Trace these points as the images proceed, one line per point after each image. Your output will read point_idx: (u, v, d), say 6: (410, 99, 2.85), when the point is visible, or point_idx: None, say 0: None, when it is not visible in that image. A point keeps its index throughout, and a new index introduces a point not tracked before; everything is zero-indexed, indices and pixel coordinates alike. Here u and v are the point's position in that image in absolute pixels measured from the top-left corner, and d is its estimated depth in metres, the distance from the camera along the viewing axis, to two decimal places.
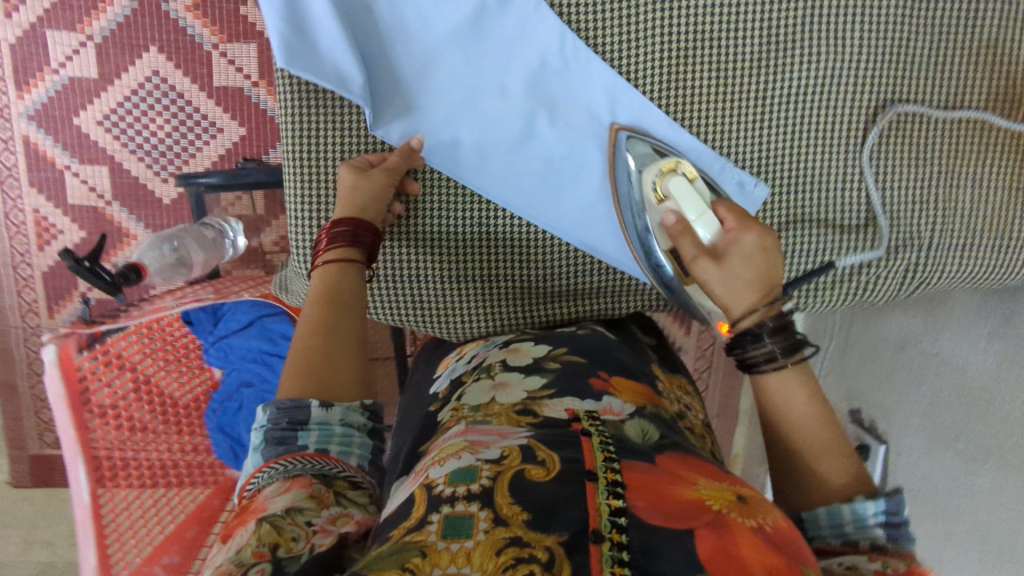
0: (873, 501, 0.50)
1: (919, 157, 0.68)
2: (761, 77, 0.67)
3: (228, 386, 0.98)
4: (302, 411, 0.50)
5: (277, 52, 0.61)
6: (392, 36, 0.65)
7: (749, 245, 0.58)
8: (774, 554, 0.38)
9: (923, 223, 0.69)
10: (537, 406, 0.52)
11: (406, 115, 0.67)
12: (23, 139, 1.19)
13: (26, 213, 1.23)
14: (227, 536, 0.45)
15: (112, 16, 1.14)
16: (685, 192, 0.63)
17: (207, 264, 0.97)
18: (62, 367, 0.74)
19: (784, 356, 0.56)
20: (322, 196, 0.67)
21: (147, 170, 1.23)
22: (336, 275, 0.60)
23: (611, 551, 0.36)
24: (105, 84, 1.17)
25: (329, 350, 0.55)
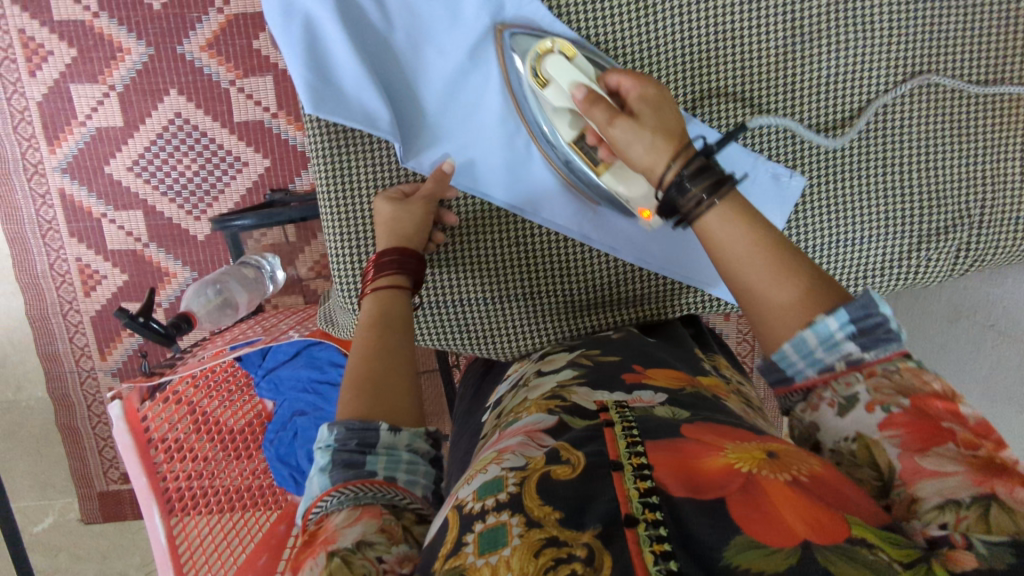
0: (835, 317, 0.48)
1: (958, 135, 0.67)
2: (785, 70, 0.66)
3: (282, 416, 1.01)
4: (371, 433, 0.51)
5: (305, 98, 0.63)
6: (414, 71, 0.67)
7: (653, 98, 0.59)
8: (815, 507, 0.38)
9: (968, 197, 0.68)
10: (566, 392, 0.55)
11: (434, 144, 0.68)
12: (59, 192, 1.23)
13: (69, 262, 1.27)
14: (296, 567, 0.44)
15: (131, 64, 1.17)
16: (564, 71, 0.62)
17: (252, 303, 1.00)
18: (129, 420, 0.76)
19: (714, 196, 0.53)
20: (362, 231, 0.68)
21: (179, 210, 1.26)
22: (387, 301, 0.62)
23: (648, 530, 0.37)
24: (131, 131, 1.20)
25: (385, 369, 0.56)
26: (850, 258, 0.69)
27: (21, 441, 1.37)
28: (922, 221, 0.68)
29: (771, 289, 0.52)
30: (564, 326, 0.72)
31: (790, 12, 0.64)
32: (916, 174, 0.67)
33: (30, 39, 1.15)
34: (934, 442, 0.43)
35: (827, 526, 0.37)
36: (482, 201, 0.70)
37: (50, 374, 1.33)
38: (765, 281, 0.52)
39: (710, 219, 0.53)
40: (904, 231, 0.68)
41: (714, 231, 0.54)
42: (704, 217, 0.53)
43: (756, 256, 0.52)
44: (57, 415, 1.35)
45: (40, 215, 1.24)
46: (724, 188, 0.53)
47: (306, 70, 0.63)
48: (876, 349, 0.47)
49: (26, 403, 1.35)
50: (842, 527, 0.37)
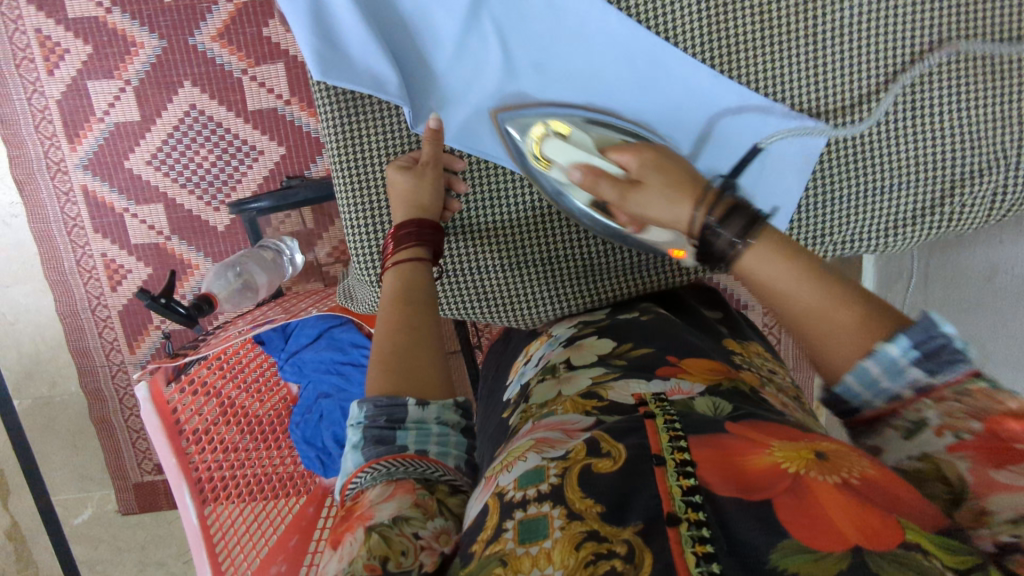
0: (895, 343, 0.47)
1: (991, 70, 0.62)
2: (807, 11, 0.62)
3: (307, 399, 1.02)
4: (399, 409, 0.50)
5: (312, 65, 0.62)
6: (420, 31, 0.65)
7: (650, 161, 0.59)
8: (864, 509, 0.37)
9: (1005, 135, 0.63)
10: (602, 388, 0.53)
11: (444, 108, 0.67)
12: (82, 189, 1.25)
13: (95, 258, 1.29)
14: (336, 541, 0.45)
15: (144, 58, 1.18)
16: (563, 146, 0.62)
17: (271, 285, 0.99)
18: (155, 401, 0.78)
19: (745, 238, 0.53)
20: (376, 201, 0.67)
21: (199, 202, 1.27)
22: (408, 274, 0.61)
23: (690, 530, 0.36)
24: (148, 125, 1.22)
25: (412, 344, 0.55)
26: (875, 209, 0.67)
27: (57, 436, 1.40)
28: (951, 166, 0.65)
29: (826, 323, 0.51)
30: (586, 290, 0.72)
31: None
32: (945, 116, 0.64)
33: (47, 38, 1.17)
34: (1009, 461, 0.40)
35: (880, 534, 0.35)
36: (496, 166, 0.69)
37: (82, 369, 1.36)
38: (816, 312, 0.52)
39: (747, 261, 0.54)
40: (934, 177, 0.65)
41: (752, 267, 0.54)
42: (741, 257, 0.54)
43: (804, 288, 0.52)
44: (90, 410, 1.38)
45: (64, 213, 1.26)
46: (755, 229, 0.53)
47: (314, 38, 0.62)
48: (944, 372, 0.46)
49: (61, 398, 1.38)
50: (897, 532, 0.35)
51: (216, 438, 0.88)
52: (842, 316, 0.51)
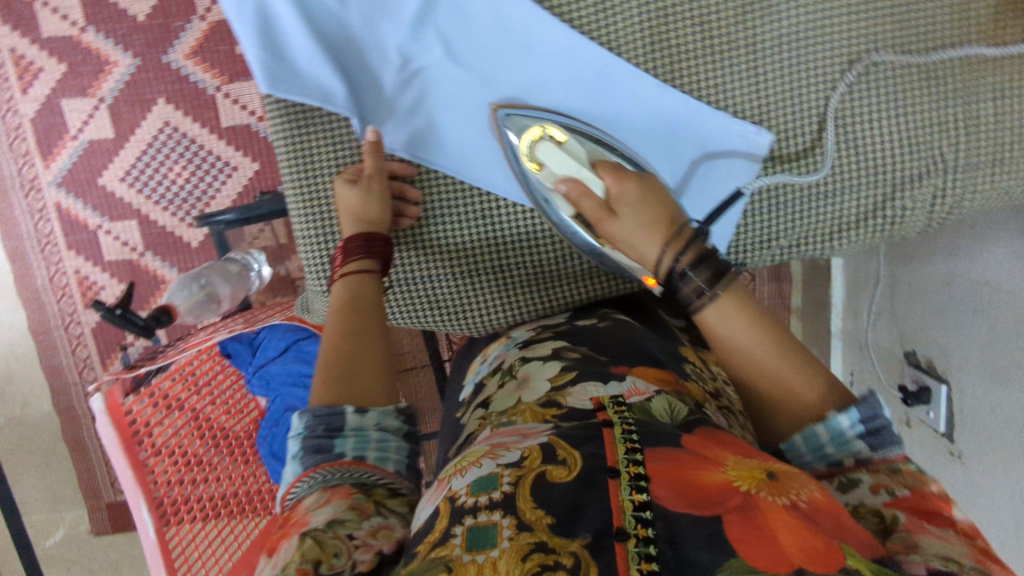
0: (846, 415, 0.53)
1: (924, 78, 0.64)
2: (748, 23, 0.64)
3: (274, 413, 1.00)
4: (337, 418, 0.50)
5: (259, 78, 0.63)
6: (367, 44, 0.66)
7: (631, 193, 0.63)
8: (809, 531, 0.38)
9: (942, 141, 0.64)
10: (561, 396, 0.53)
11: (394, 118, 0.67)
12: (55, 206, 1.25)
13: (68, 275, 1.29)
14: (272, 549, 0.43)
15: (119, 76, 1.19)
16: (556, 157, 0.65)
17: (235, 297, 1.00)
18: (112, 413, 0.78)
19: (712, 287, 0.59)
20: (326, 212, 0.67)
21: (173, 218, 1.27)
22: (354, 286, 0.62)
23: (638, 547, 0.37)
24: (122, 142, 1.23)
25: (355, 352, 0.57)
26: (818, 214, 0.68)
27: (27, 456, 1.38)
28: (890, 172, 0.66)
29: (784, 390, 0.58)
30: (538, 299, 0.72)
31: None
32: (882, 123, 0.65)
33: (22, 57, 1.18)
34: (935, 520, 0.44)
35: (826, 555, 0.37)
36: (448, 175, 0.69)
37: (54, 387, 1.34)
38: (777, 380, 0.59)
39: (707, 313, 0.60)
40: (874, 183, 0.66)
41: (714, 324, 0.60)
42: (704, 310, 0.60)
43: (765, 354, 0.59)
44: (63, 429, 1.37)
45: (37, 230, 1.26)
46: (721, 281, 0.59)
47: (263, 51, 0.63)
48: (883, 450, 0.51)
49: (32, 418, 1.36)
50: (840, 557, 0.37)
51: (181, 453, 0.87)
52: (796, 384, 0.58)
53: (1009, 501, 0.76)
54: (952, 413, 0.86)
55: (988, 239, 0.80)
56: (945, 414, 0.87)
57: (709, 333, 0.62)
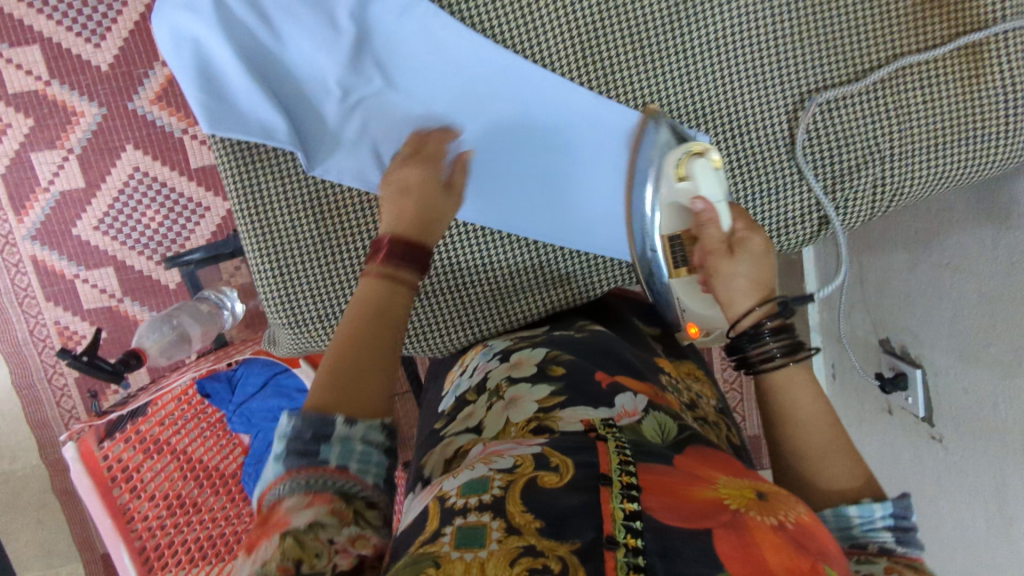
0: (881, 504, 0.52)
1: (854, 69, 0.63)
2: (676, 27, 0.63)
3: (259, 449, 1.00)
4: (328, 425, 0.43)
5: (200, 119, 0.59)
6: (303, 73, 0.60)
7: (755, 247, 0.60)
8: (794, 553, 0.40)
9: (878, 130, 0.63)
10: (552, 420, 0.52)
11: (340, 149, 0.61)
12: (31, 259, 1.25)
13: (48, 326, 1.29)
14: (248, 549, 0.39)
15: (85, 126, 1.20)
16: (708, 178, 0.61)
17: (206, 337, 0.98)
18: (84, 461, 0.78)
19: (786, 356, 0.57)
20: (281, 250, 0.62)
21: (149, 262, 1.28)
22: (376, 290, 0.51)
23: (627, 557, 0.37)
24: (93, 191, 1.23)
25: (362, 361, 0.48)
26: (762, 210, 0.67)
27: (17, 512, 1.37)
28: (828, 165, 0.65)
29: (826, 473, 0.55)
30: (497, 317, 0.72)
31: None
32: (817, 117, 0.64)
33: None
34: None
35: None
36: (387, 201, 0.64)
37: (41, 440, 1.34)
38: (821, 458, 0.56)
39: (780, 375, 0.57)
40: (814, 176, 0.65)
41: (780, 389, 0.57)
42: (773, 372, 0.58)
43: (820, 431, 0.56)
44: (53, 481, 1.36)
45: (14, 283, 1.26)
46: (799, 354, 0.57)
47: (201, 94, 0.59)
48: (907, 546, 0.50)
49: (20, 473, 1.35)
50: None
51: (161, 495, 0.87)
52: (837, 469, 0.55)
53: (988, 478, 0.76)
54: (929, 398, 0.87)
55: (944, 221, 0.81)
56: (923, 398, 0.88)
57: (767, 395, 0.58)
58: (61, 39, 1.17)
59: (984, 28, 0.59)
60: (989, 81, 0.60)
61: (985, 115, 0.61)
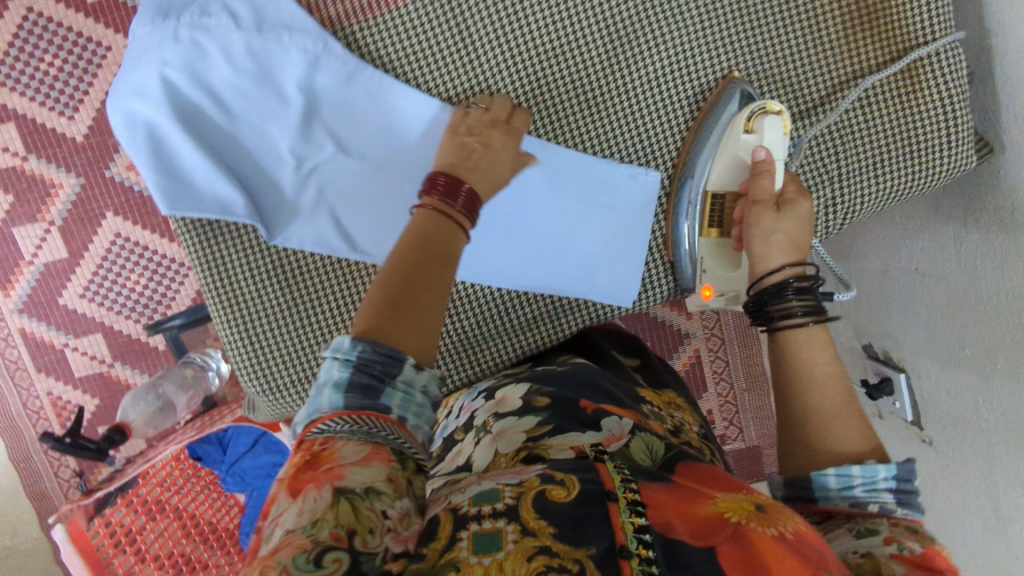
0: (885, 466, 0.49)
1: (795, 96, 0.65)
2: (616, 74, 0.65)
3: (253, 508, 0.98)
4: (397, 365, 0.44)
5: (159, 200, 0.59)
6: (255, 147, 0.62)
7: (805, 210, 0.60)
8: (794, 565, 0.38)
9: (825, 153, 0.65)
10: (541, 449, 0.51)
11: (298, 218, 0.62)
12: (20, 331, 1.26)
13: (41, 397, 1.28)
14: (297, 488, 0.39)
15: (65, 198, 1.21)
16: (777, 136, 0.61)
17: (191, 404, 1.00)
18: (75, 544, 0.86)
19: (810, 313, 0.56)
20: (250, 320, 0.62)
21: (137, 326, 1.28)
22: (437, 227, 0.53)
23: (641, 566, 0.37)
24: (77, 261, 1.24)
25: (422, 296, 0.48)
26: None
27: None
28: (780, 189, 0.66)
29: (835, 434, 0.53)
30: (470, 366, 0.71)
31: (603, 16, 0.63)
32: None
33: None
34: None
35: None
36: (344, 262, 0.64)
37: (42, 511, 1.32)
38: (827, 419, 0.53)
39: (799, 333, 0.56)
40: None
41: (799, 345, 0.56)
42: (794, 328, 0.57)
43: (830, 391, 0.54)
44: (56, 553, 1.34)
45: (5, 357, 1.26)
46: (823, 315, 0.57)
47: (157, 174, 0.59)
48: (906, 509, 0.48)
49: (25, 546, 1.34)
50: None
51: (167, 558, 0.94)
52: (842, 432, 0.53)
53: (977, 475, 0.74)
54: (915, 404, 0.85)
55: (914, 221, 0.81)
56: (909, 402, 0.86)
57: (787, 354, 0.57)
58: (33, 113, 1.16)
59: (920, 46, 0.61)
60: (929, 97, 0.62)
61: (928, 130, 0.62)
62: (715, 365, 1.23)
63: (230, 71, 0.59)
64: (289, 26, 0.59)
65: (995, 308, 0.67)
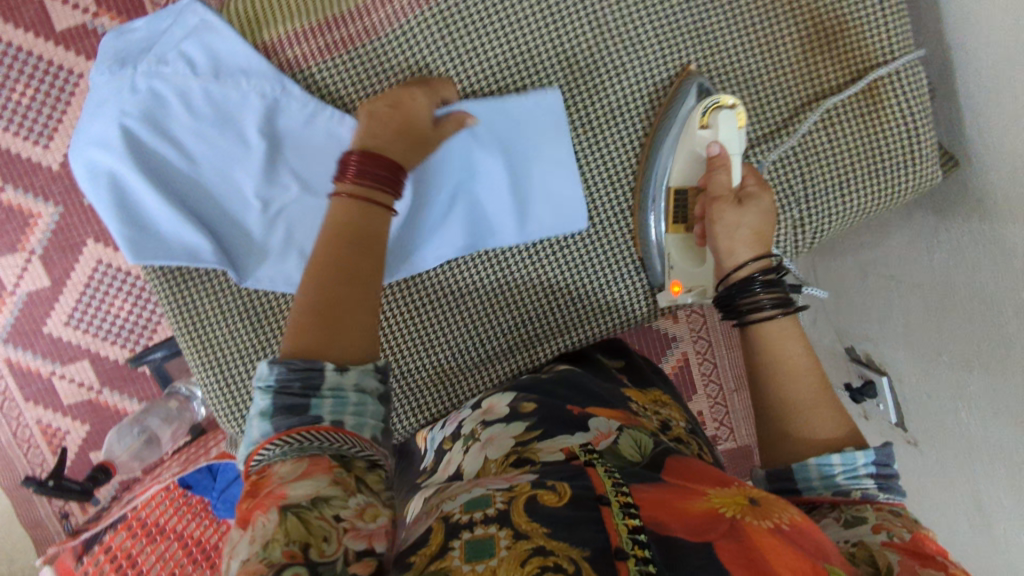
0: (863, 453, 0.51)
1: (760, 117, 0.65)
2: (579, 98, 0.65)
3: None
4: (317, 376, 0.42)
5: (124, 250, 0.59)
6: (222, 195, 0.62)
7: (767, 204, 0.59)
8: (793, 554, 0.37)
9: (792, 172, 0.65)
10: (531, 451, 0.50)
11: (269, 261, 0.62)
12: (5, 361, 1.16)
13: (31, 427, 1.18)
14: (243, 519, 0.38)
15: (44, 227, 1.12)
16: (731, 133, 0.61)
17: (177, 437, 1.00)
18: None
19: (776, 307, 0.56)
20: (227, 361, 0.63)
21: (123, 350, 1.19)
22: (365, 217, 0.50)
23: (638, 566, 0.35)
24: (60, 289, 1.15)
25: (347, 297, 0.46)
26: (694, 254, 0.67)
27: None
28: None
29: (813, 422, 0.54)
30: (444, 399, 0.69)
31: (561, 49, 0.63)
32: None
33: None
34: (930, 562, 0.40)
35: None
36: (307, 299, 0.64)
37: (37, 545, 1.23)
38: (806, 409, 0.54)
39: (771, 327, 0.56)
40: None
41: (772, 339, 0.56)
42: (764, 322, 0.56)
43: (809, 380, 0.55)
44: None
45: None
46: (791, 307, 0.56)
47: (122, 224, 0.59)
48: (889, 493, 0.50)
49: None
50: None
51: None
52: (819, 419, 0.54)
53: (958, 475, 0.72)
54: (897, 405, 0.84)
55: (890, 222, 0.81)
56: (892, 404, 0.85)
57: (755, 346, 0.57)
58: (10, 144, 1.09)
59: (882, 64, 0.62)
60: (890, 117, 0.63)
61: (891, 147, 0.63)
62: (702, 367, 1.23)
63: (189, 118, 0.60)
64: (247, 71, 0.59)
65: (967, 315, 0.67)
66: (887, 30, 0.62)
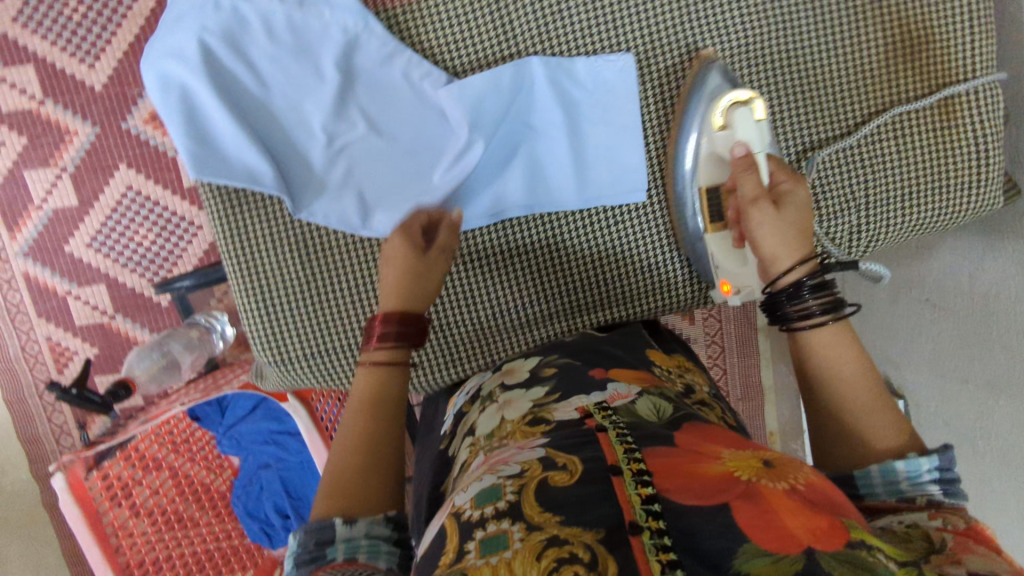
0: (926, 458, 0.48)
1: (830, 115, 0.65)
2: (655, 72, 0.65)
3: (247, 471, 1.01)
4: (329, 530, 0.41)
5: (187, 164, 0.59)
6: (290, 125, 0.62)
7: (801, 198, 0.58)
8: (810, 513, 0.37)
9: (855, 176, 0.65)
10: (546, 412, 0.50)
11: (327, 194, 0.62)
12: (24, 276, 1.11)
13: (39, 342, 1.14)
14: None
15: (79, 145, 1.07)
16: (747, 126, 0.60)
17: (197, 366, 1.00)
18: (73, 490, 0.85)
19: (824, 309, 0.56)
20: (269, 290, 0.63)
21: (142, 280, 1.13)
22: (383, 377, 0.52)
23: (653, 539, 0.35)
24: (87, 209, 1.09)
25: (363, 467, 0.46)
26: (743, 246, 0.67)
27: None
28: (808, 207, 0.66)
29: (870, 424, 0.52)
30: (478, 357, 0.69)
31: (647, 24, 0.63)
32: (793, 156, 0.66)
33: None
34: (979, 539, 0.40)
35: (826, 536, 0.36)
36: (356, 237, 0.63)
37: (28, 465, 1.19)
38: (862, 411, 0.53)
39: (821, 331, 0.56)
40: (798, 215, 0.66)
41: (822, 348, 0.56)
42: (816, 329, 0.56)
43: (864, 385, 0.54)
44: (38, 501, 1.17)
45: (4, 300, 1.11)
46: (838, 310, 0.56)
47: (188, 138, 0.59)
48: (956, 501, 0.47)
49: None
50: (840, 538, 0.36)
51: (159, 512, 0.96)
52: (879, 423, 0.52)
53: None
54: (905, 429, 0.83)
55: (934, 248, 0.81)
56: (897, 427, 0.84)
57: (803, 351, 0.57)
58: (50, 56, 1.03)
59: (960, 82, 0.62)
60: (964, 135, 0.63)
61: (959, 165, 0.64)
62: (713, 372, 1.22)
63: (269, 43, 0.60)
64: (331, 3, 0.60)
65: (1001, 351, 0.67)
66: (973, 48, 0.62)
